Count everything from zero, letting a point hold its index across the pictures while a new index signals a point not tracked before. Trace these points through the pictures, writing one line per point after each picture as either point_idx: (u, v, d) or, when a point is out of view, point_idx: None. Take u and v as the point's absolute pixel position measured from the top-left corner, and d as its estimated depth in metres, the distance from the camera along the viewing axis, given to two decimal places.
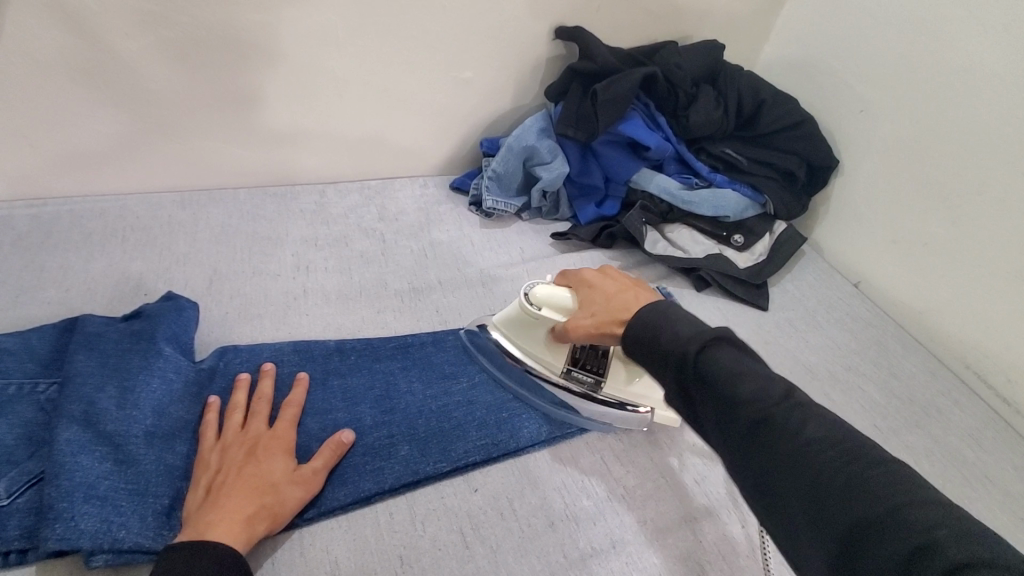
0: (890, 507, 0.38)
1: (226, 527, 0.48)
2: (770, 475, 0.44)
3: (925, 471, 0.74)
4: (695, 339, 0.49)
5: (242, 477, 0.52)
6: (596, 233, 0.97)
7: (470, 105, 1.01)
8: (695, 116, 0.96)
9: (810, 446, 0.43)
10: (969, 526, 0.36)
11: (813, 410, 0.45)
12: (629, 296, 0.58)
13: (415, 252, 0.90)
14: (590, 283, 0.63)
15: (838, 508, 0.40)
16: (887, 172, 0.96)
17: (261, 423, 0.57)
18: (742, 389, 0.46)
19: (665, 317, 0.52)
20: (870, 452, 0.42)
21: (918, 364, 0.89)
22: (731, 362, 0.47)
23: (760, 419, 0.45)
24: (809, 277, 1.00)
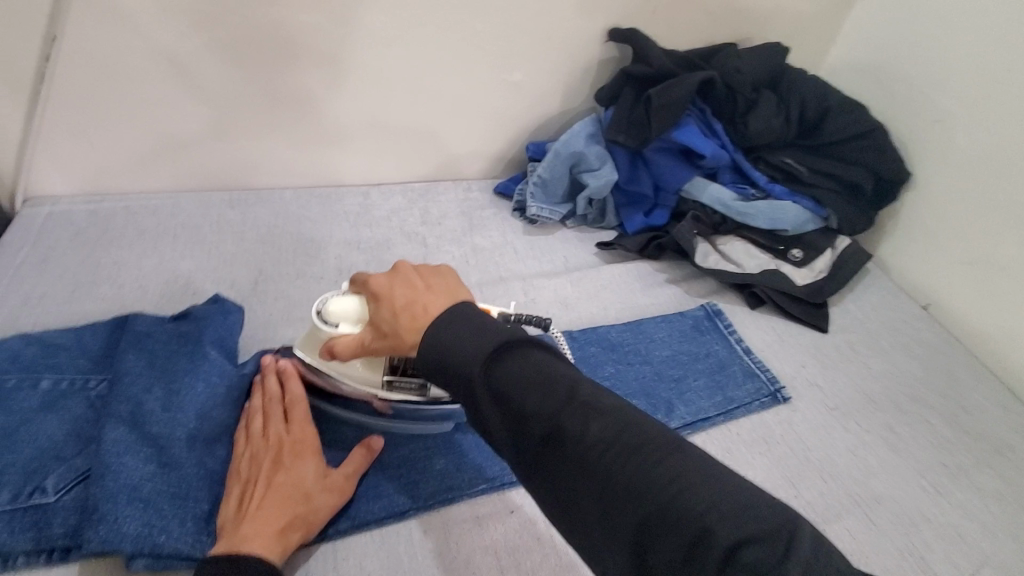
0: (667, 498, 0.36)
1: (263, 537, 0.47)
2: (562, 488, 0.40)
3: (1002, 518, 0.67)
4: (484, 353, 0.43)
5: (274, 486, 0.51)
6: (644, 243, 0.93)
7: (517, 109, 0.98)
8: (755, 123, 0.91)
9: (591, 447, 0.39)
10: (737, 498, 0.35)
11: (598, 406, 0.41)
12: (410, 310, 0.49)
13: (456, 257, 0.89)
14: (379, 295, 0.53)
15: (624, 510, 0.37)
16: (966, 187, 0.88)
17: (282, 426, 0.56)
18: (530, 399, 0.41)
19: (450, 333, 0.44)
20: (646, 432, 0.39)
21: (994, 397, 0.82)
22: (527, 367, 0.42)
23: (551, 432, 0.40)
24: (873, 297, 0.94)
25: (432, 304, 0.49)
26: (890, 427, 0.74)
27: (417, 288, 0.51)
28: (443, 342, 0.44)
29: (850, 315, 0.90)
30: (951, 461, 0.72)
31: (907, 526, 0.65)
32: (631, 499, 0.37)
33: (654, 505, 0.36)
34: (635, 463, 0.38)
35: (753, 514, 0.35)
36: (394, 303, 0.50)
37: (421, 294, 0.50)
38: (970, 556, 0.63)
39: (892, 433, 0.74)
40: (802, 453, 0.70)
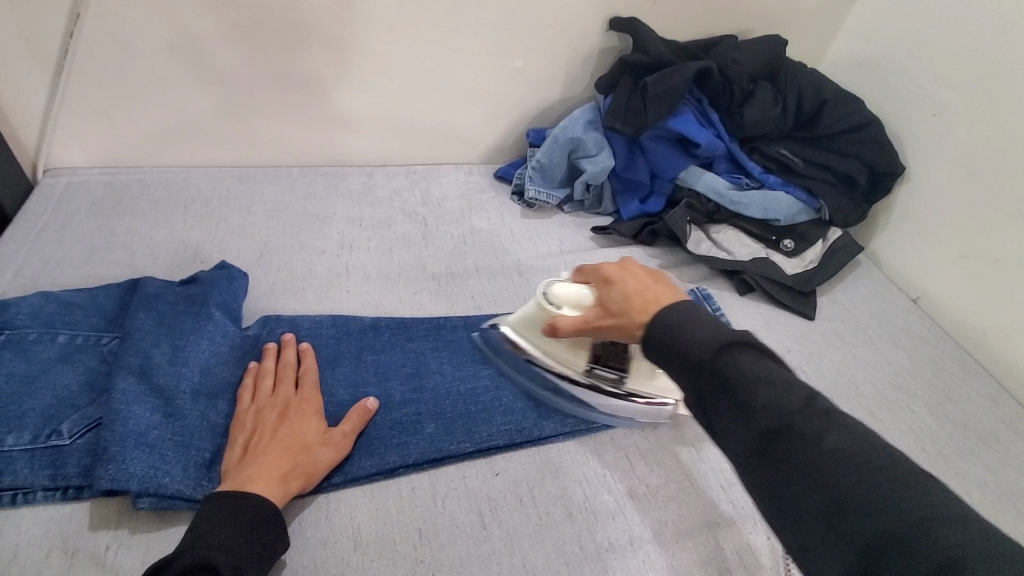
0: (914, 523, 0.36)
1: (264, 481, 0.51)
2: (789, 485, 0.41)
3: (977, 502, 0.69)
4: (713, 343, 0.45)
5: (277, 437, 0.55)
6: (637, 229, 0.95)
7: (519, 95, 1.01)
8: (751, 114, 0.93)
9: (837, 455, 0.40)
10: (1006, 546, 0.35)
11: (839, 419, 0.42)
12: (647, 295, 0.53)
13: (455, 237, 0.92)
14: (610, 278, 0.58)
15: (853, 520, 0.38)
16: (959, 182, 0.89)
17: (289, 388, 0.60)
18: (764, 396, 0.43)
19: (687, 319, 0.48)
20: (884, 454, 0.40)
21: (977, 387, 0.83)
22: (752, 364, 0.44)
23: (777, 429, 0.42)
24: (863, 288, 0.95)
25: (667, 295, 0.52)
26: (871, 413, 0.76)
27: (648, 280, 0.55)
28: (677, 327, 0.48)
29: (839, 304, 0.92)
30: (930, 446, 0.74)
31: None
32: (875, 514, 0.37)
33: (903, 523, 0.36)
34: (881, 482, 0.38)
35: (1015, 560, 0.34)
36: (629, 288, 0.55)
37: (652, 283, 0.54)
38: None
39: (874, 418, 0.76)
40: None
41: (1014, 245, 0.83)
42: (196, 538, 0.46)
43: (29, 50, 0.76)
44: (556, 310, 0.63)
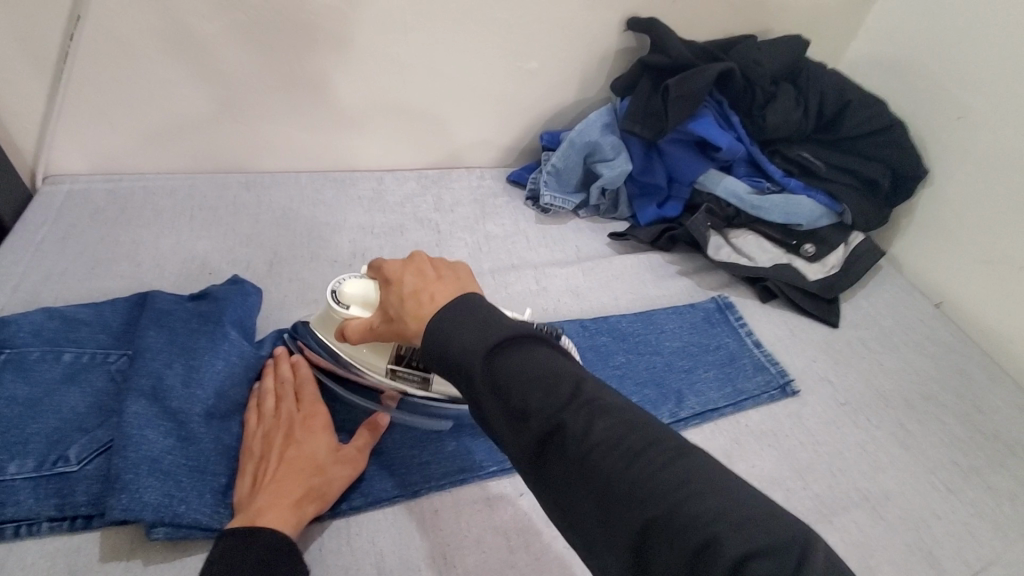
0: (671, 502, 0.35)
1: (276, 510, 0.48)
2: (562, 488, 0.39)
3: (1014, 518, 0.67)
4: (485, 346, 0.43)
5: (287, 460, 0.52)
6: (656, 235, 0.92)
7: (532, 98, 0.98)
8: (773, 116, 0.90)
9: (595, 447, 0.38)
10: (765, 515, 0.34)
11: (599, 403, 0.40)
12: (416, 297, 0.49)
13: (469, 244, 0.89)
14: (389, 279, 0.53)
15: (624, 512, 0.36)
16: (986, 185, 0.87)
17: (293, 404, 0.57)
18: (531, 396, 0.40)
19: (456, 323, 0.45)
20: (648, 434, 0.39)
21: (1006, 396, 0.81)
22: (533, 360, 0.42)
23: (550, 430, 0.39)
24: (885, 293, 0.93)
25: (442, 294, 0.48)
26: (900, 425, 0.74)
27: (427, 277, 0.51)
28: (451, 332, 0.44)
29: (862, 311, 0.90)
30: (962, 459, 0.71)
31: (916, 523, 0.64)
32: (639, 506, 0.35)
33: (664, 509, 0.35)
34: (646, 467, 0.36)
35: (775, 530, 0.33)
36: (401, 290, 0.50)
37: (432, 281, 0.50)
38: (980, 555, 0.63)
39: (904, 430, 0.73)
40: (810, 447, 0.70)
41: None
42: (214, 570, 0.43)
43: (26, 53, 0.73)
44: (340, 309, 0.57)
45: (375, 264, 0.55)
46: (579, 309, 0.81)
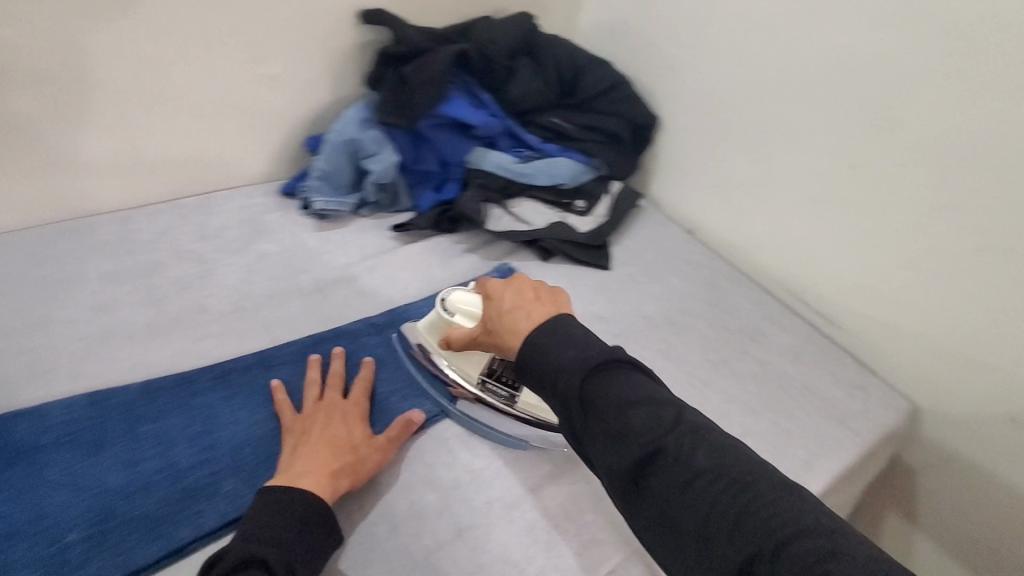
0: (774, 539, 0.44)
1: (315, 479, 0.55)
2: (671, 506, 0.47)
3: (755, 393, 0.80)
4: (583, 369, 0.52)
5: (326, 439, 0.59)
6: (437, 218, 0.95)
7: (284, 103, 0.94)
8: (517, 89, 0.98)
9: (697, 477, 0.47)
10: (842, 540, 0.43)
11: (699, 436, 0.49)
12: (516, 313, 0.59)
13: (241, 267, 0.83)
14: (490, 295, 0.62)
15: (727, 542, 0.45)
16: (698, 123, 1.01)
17: (335, 394, 0.65)
18: (636, 421, 0.49)
19: (559, 342, 0.54)
20: (754, 474, 0.47)
21: (745, 295, 0.95)
22: (631, 387, 0.51)
23: (652, 451, 0.49)
24: (647, 231, 1.05)
25: (541, 313, 0.58)
26: (664, 341, 0.85)
27: (517, 296, 0.60)
28: (558, 357, 0.53)
29: (629, 250, 1.00)
30: (713, 355, 0.84)
31: None
32: (740, 535, 0.45)
33: (777, 530, 0.44)
34: (752, 497, 0.46)
35: (851, 557, 0.42)
36: (502, 305, 0.60)
37: (528, 299, 0.60)
38: (731, 432, 0.74)
39: (666, 345, 0.84)
40: None
41: (748, 169, 0.96)
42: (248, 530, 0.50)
43: None
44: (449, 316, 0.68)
45: (481, 283, 0.64)
46: (365, 308, 0.80)
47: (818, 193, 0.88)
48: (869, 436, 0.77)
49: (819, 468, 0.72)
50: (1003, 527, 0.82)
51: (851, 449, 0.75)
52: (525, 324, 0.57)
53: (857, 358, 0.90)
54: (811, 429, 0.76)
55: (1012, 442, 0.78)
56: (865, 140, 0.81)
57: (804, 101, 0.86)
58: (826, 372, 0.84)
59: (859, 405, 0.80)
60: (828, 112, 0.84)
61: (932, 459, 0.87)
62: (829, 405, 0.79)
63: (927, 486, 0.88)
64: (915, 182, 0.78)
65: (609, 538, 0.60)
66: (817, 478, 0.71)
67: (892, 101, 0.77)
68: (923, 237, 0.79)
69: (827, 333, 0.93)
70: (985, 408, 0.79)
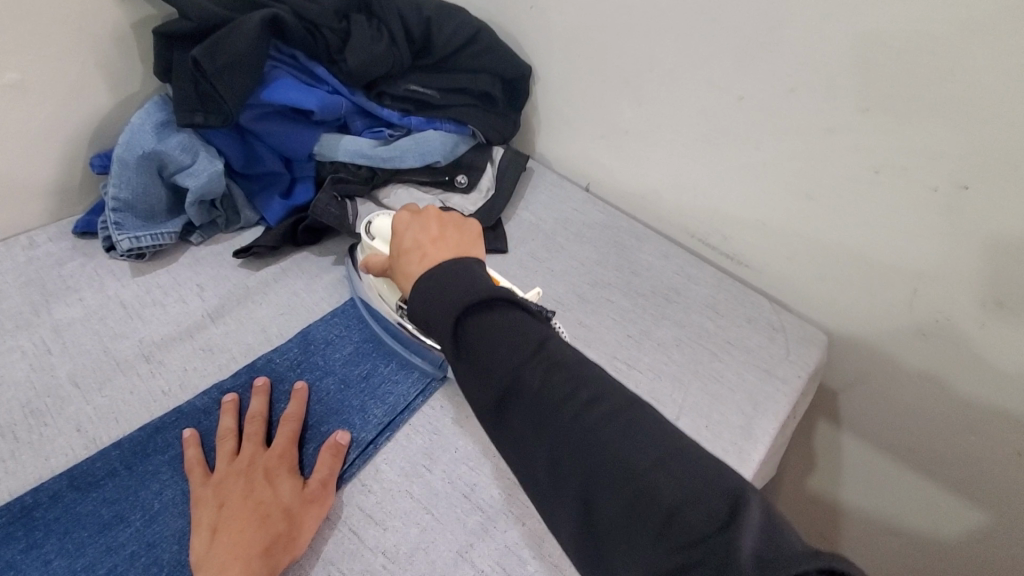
0: (612, 452, 0.39)
1: (241, 564, 0.46)
2: (528, 441, 0.42)
3: (681, 361, 0.74)
4: (456, 306, 0.45)
5: (248, 507, 0.50)
6: (291, 231, 0.77)
7: (43, 120, 0.71)
8: (355, 56, 0.80)
9: (552, 400, 0.42)
10: (682, 460, 0.39)
11: (565, 363, 0.44)
12: (415, 255, 0.53)
13: (29, 350, 0.63)
14: (399, 232, 0.57)
15: (570, 460, 0.40)
16: (574, 67, 0.89)
17: (254, 446, 0.55)
18: (497, 358, 0.43)
19: (439, 279, 0.47)
20: (611, 393, 0.43)
21: (653, 251, 0.88)
22: (500, 324, 0.45)
23: (511, 387, 0.43)
24: (541, 197, 0.94)
25: (434, 259, 0.51)
26: (579, 322, 0.77)
27: (422, 243, 0.54)
28: (428, 293, 0.47)
29: (525, 224, 0.90)
30: (634, 329, 0.77)
31: None
32: (583, 454, 0.40)
33: (613, 456, 0.39)
34: (600, 420, 0.41)
35: (691, 475, 0.38)
36: (402, 244, 0.55)
37: (427, 242, 0.53)
38: (665, 413, 0.69)
39: (582, 328, 0.76)
40: None
41: (633, 113, 0.87)
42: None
43: None
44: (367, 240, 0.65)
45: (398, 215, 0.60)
46: (216, 368, 0.64)
47: (710, 131, 0.81)
48: (797, 379, 0.74)
49: (757, 429, 0.69)
50: (920, 428, 0.86)
51: (783, 400, 0.72)
52: (418, 269, 0.52)
53: (769, 293, 0.89)
54: (740, 389, 0.72)
55: (919, 352, 0.79)
56: (744, 70, 0.74)
57: (678, 35, 0.77)
58: (744, 320, 0.80)
59: (783, 349, 0.77)
60: (707, 40, 0.75)
61: (848, 376, 0.89)
62: (754, 356, 0.76)
63: (847, 401, 0.92)
64: (800, 109, 0.72)
65: None
66: (756, 442, 0.68)
67: (766, 23, 0.70)
68: (819, 165, 0.74)
69: (738, 273, 0.90)
70: (896, 325, 0.79)
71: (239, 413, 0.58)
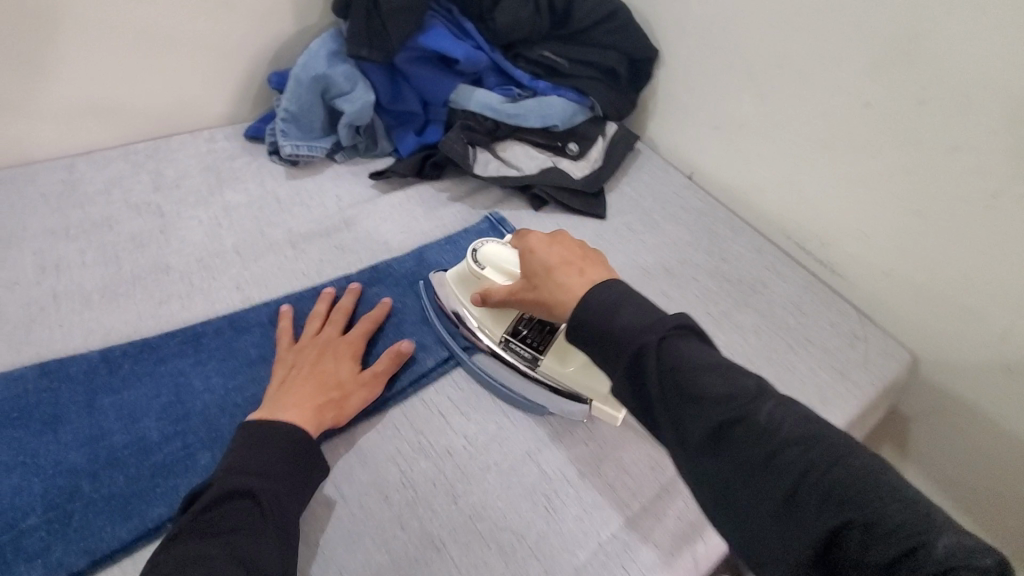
0: (867, 508, 0.38)
1: (297, 410, 0.54)
2: (739, 471, 0.43)
3: (757, 346, 0.77)
4: (660, 328, 0.47)
5: (314, 371, 0.58)
6: (419, 165, 0.87)
7: (241, 34, 0.84)
8: (502, 18, 0.88)
9: (781, 440, 0.42)
10: (933, 516, 0.38)
11: (778, 401, 0.45)
12: (568, 271, 0.56)
13: (205, 221, 0.75)
14: (536, 252, 0.59)
15: (814, 508, 0.39)
16: (700, 57, 0.93)
17: (333, 329, 0.64)
18: (706, 382, 0.44)
19: (621, 304, 0.50)
20: (834, 440, 0.42)
21: (745, 244, 0.90)
22: (704, 355, 0.46)
23: (728, 419, 0.43)
24: (645, 176, 0.99)
25: (595, 277, 0.55)
26: (662, 292, 0.81)
27: (574, 261, 0.56)
28: (615, 313, 0.49)
29: (626, 198, 0.95)
30: (715, 309, 0.80)
31: None
32: (819, 496, 0.40)
33: (846, 496, 0.39)
34: (821, 461, 0.41)
35: (953, 537, 0.37)
36: (549, 262, 0.57)
37: (581, 260, 0.56)
38: None
39: (666, 297, 0.80)
40: None
41: (752, 107, 0.89)
42: (231, 466, 0.49)
43: None
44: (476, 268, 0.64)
45: (522, 236, 0.61)
46: (345, 264, 0.74)
47: (827, 134, 0.82)
48: (869, 386, 0.76)
49: None
50: (991, 469, 0.84)
51: (853, 403, 0.74)
52: (578, 285, 0.54)
53: (856, 306, 0.88)
54: (811, 383, 0.74)
55: (1005, 388, 0.77)
56: (877, 77, 0.75)
57: (816, 34, 0.79)
58: (827, 324, 0.81)
59: (861, 357, 0.78)
60: (842, 41, 0.77)
61: (924, 403, 0.87)
62: (829, 356, 0.78)
63: (916, 430, 0.91)
64: (925, 123, 0.73)
65: (609, 497, 0.58)
66: None
67: (903, 32, 0.71)
68: (935, 180, 0.74)
69: (829, 281, 0.90)
70: (986, 358, 0.78)
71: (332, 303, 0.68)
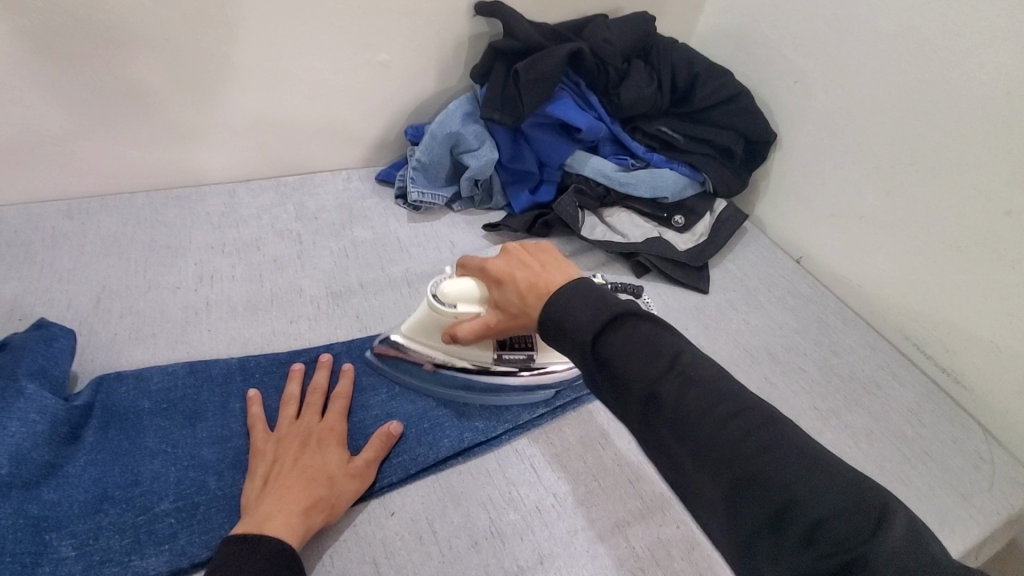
0: (756, 464, 0.39)
1: (284, 517, 0.49)
2: (660, 447, 0.42)
3: (867, 451, 0.72)
4: (592, 323, 0.45)
5: (298, 467, 0.53)
6: (530, 222, 0.92)
7: (389, 90, 0.94)
8: (627, 93, 0.93)
9: (693, 412, 0.41)
10: (822, 471, 0.38)
11: (697, 378, 0.42)
12: (532, 289, 0.52)
13: (335, 251, 0.83)
14: (500, 278, 0.56)
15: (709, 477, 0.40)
16: (822, 145, 0.92)
17: (313, 415, 0.59)
18: (636, 369, 0.43)
19: (568, 306, 0.46)
20: (749, 408, 0.41)
21: (858, 338, 0.87)
22: (644, 339, 0.44)
23: (649, 399, 0.42)
24: (752, 256, 0.98)
25: (556, 280, 0.51)
26: (764, 377, 0.78)
27: (535, 275, 0.53)
28: (558, 310, 0.47)
29: (730, 275, 0.94)
30: (822, 404, 0.76)
31: None
32: (706, 462, 0.40)
33: (752, 470, 0.38)
34: (734, 433, 0.40)
35: (841, 489, 0.37)
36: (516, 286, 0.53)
37: (539, 271, 0.53)
38: None
39: (769, 384, 0.78)
40: None
41: (876, 200, 0.87)
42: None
43: None
44: (449, 307, 0.61)
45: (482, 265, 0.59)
46: None
47: (962, 238, 0.78)
48: (996, 516, 0.69)
49: None
50: None
51: (973, 530, 0.67)
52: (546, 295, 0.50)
53: (983, 426, 0.80)
54: (926, 501, 0.68)
55: None
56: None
57: (957, 134, 0.76)
58: (948, 439, 0.76)
59: (986, 481, 0.72)
60: (989, 145, 0.74)
61: None
62: (950, 475, 0.72)
63: None
64: None
65: None
66: None
67: None
68: None
69: (952, 393, 0.83)
70: None
71: (306, 381, 0.64)
